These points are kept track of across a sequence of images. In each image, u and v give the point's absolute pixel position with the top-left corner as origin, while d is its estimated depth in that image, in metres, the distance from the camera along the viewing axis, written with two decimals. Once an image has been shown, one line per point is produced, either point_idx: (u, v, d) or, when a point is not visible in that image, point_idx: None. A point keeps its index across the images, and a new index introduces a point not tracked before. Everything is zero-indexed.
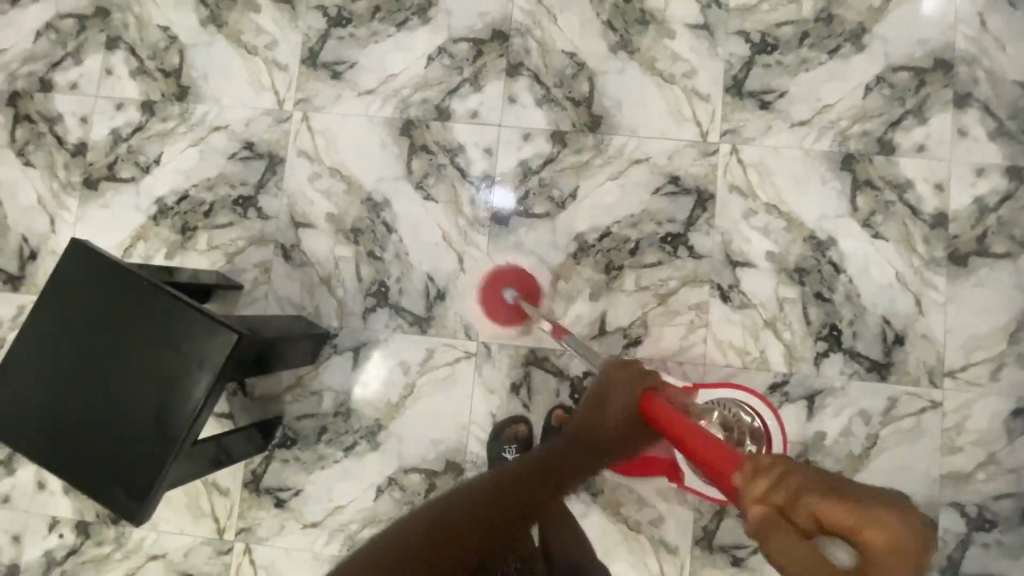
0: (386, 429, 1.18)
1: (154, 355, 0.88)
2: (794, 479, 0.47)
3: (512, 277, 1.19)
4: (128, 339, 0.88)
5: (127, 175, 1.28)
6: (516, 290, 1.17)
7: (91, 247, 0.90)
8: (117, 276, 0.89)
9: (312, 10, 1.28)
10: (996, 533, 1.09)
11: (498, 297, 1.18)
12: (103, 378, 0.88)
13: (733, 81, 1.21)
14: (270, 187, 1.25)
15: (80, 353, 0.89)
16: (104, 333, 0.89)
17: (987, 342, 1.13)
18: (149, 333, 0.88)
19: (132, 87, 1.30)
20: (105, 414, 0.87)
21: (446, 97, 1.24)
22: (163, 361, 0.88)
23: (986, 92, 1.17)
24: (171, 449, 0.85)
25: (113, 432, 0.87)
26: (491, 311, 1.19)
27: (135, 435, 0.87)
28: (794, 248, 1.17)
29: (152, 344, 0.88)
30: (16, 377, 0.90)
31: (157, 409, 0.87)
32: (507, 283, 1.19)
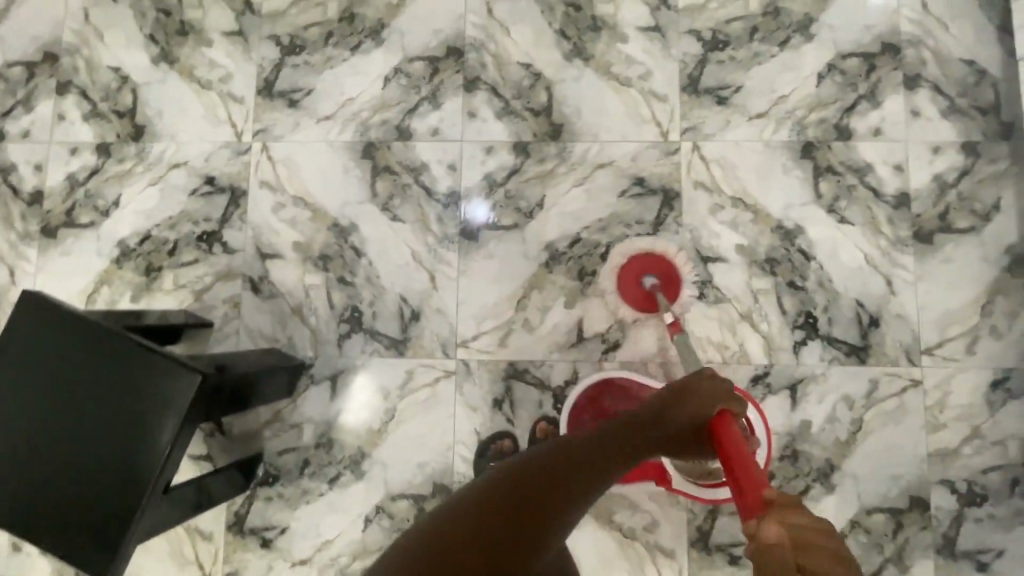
0: (369, 457, 1.16)
1: (115, 403, 0.85)
2: (834, 549, 0.46)
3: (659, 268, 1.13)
4: (86, 390, 0.86)
5: (86, 220, 1.26)
6: (659, 280, 1.12)
7: (42, 298, 0.87)
8: (70, 325, 0.87)
9: (265, 40, 1.27)
10: (988, 506, 1.09)
11: (639, 279, 1.12)
12: (63, 431, 0.85)
13: (689, 80, 1.22)
14: (234, 220, 1.23)
15: (36, 409, 0.86)
16: (60, 386, 0.86)
17: (960, 316, 1.14)
18: (109, 380, 0.86)
19: (86, 131, 1.28)
20: (68, 468, 0.84)
21: (405, 117, 1.24)
22: (125, 408, 0.85)
23: (935, 72, 1.19)
24: (142, 496, 0.83)
25: (78, 485, 0.84)
26: (624, 291, 1.13)
27: (101, 485, 0.84)
28: (763, 239, 1.17)
29: (113, 392, 0.85)
30: None
31: (123, 457, 0.84)
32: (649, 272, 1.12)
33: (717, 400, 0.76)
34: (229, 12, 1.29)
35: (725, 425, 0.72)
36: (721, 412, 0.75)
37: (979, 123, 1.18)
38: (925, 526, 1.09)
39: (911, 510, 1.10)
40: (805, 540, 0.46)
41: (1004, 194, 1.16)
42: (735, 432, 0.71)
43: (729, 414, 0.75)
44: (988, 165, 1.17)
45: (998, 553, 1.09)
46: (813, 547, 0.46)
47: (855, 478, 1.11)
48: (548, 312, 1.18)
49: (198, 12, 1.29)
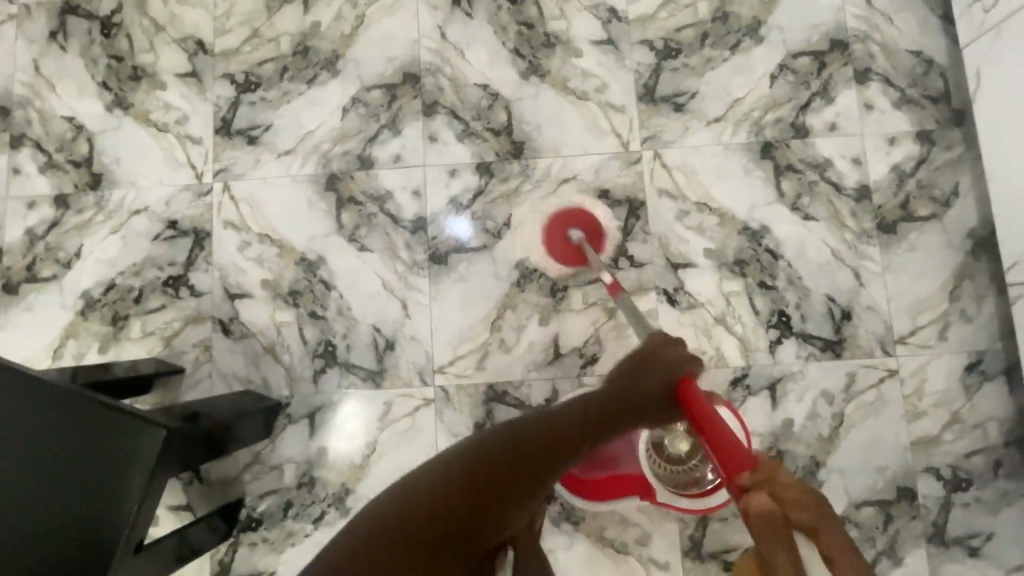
0: (353, 493, 1.14)
1: (75, 464, 0.82)
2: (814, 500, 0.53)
3: (579, 221, 1.09)
4: (42, 453, 0.82)
5: (48, 273, 1.23)
6: (584, 233, 1.09)
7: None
8: (21, 387, 0.83)
9: (220, 78, 1.27)
10: (974, 490, 1.10)
11: (564, 236, 1.09)
12: (15, 500, 0.81)
13: (646, 89, 1.23)
14: (200, 262, 1.22)
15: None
16: (10, 452, 0.82)
17: (930, 303, 1.15)
18: (69, 441, 0.83)
19: (43, 183, 1.25)
20: (24, 539, 0.80)
21: (366, 146, 1.23)
22: (88, 468, 0.82)
23: (884, 65, 1.21)
24: (111, 556, 0.81)
25: (36, 555, 0.80)
26: (550, 249, 1.10)
27: (64, 551, 0.80)
28: (730, 241, 1.18)
29: (73, 452, 0.83)
30: None
31: (88, 518, 0.81)
32: (573, 224, 1.09)
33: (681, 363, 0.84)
34: (182, 53, 1.28)
35: (689, 386, 0.76)
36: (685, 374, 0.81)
37: (931, 111, 1.20)
38: (915, 516, 1.09)
39: (900, 500, 1.10)
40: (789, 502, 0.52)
41: (962, 179, 1.18)
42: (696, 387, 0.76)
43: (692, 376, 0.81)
44: (943, 153, 1.19)
45: (989, 536, 1.09)
46: (797, 504, 0.52)
47: (841, 472, 1.11)
48: (523, 330, 1.17)
49: (150, 56, 1.28)
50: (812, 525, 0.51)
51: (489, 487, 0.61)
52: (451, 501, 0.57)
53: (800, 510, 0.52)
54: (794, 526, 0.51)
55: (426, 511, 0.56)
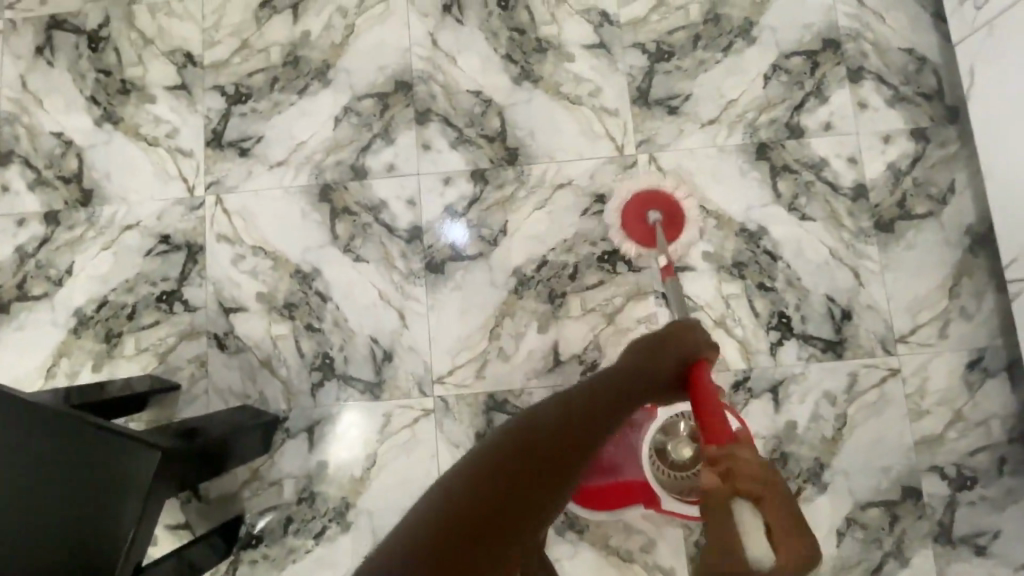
0: (354, 507, 1.12)
1: (69, 487, 0.80)
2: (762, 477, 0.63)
3: (659, 203, 1.10)
4: (33, 476, 0.80)
5: (40, 291, 1.21)
6: (663, 216, 1.09)
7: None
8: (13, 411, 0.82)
9: (210, 91, 1.26)
10: (979, 489, 1.09)
11: (643, 216, 1.10)
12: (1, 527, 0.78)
13: (639, 92, 1.22)
14: (193, 277, 1.20)
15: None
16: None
17: (929, 301, 1.15)
18: (61, 463, 0.81)
19: (32, 200, 1.24)
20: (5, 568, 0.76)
21: (359, 155, 1.22)
22: (82, 490, 0.80)
23: (877, 63, 1.21)
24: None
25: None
26: (627, 228, 1.11)
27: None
28: (728, 243, 1.17)
29: (66, 475, 0.81)
30: None
31: (81, 542, 0.79)
32: (654, 206, 1.10)
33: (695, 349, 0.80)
34: (171, 66, 1.27)
35: (700, 373, 0.77)
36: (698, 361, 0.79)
37: (925, 109, 1.20)
38: (921, 515, 1.09)
39: (905, 500, 1.09)
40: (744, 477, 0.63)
41: (958, 176, 1.18)
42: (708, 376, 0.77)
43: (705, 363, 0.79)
44: (938, 150, 1.19)
45: (995, 534, 1.08)
46: (751, 478, 0.63)
47: (846, 474, 1.10)
48: (521, 338, 1.16)
49: (139, 69, 1.27)
50: (756, 494, 0.63)
51: (511, 497, 0.48)
52: (486, 501, 0.47)
53: (749, 482, 0.63)
54: (740, 493, 0.63)
55: (450, 520, 0.45)
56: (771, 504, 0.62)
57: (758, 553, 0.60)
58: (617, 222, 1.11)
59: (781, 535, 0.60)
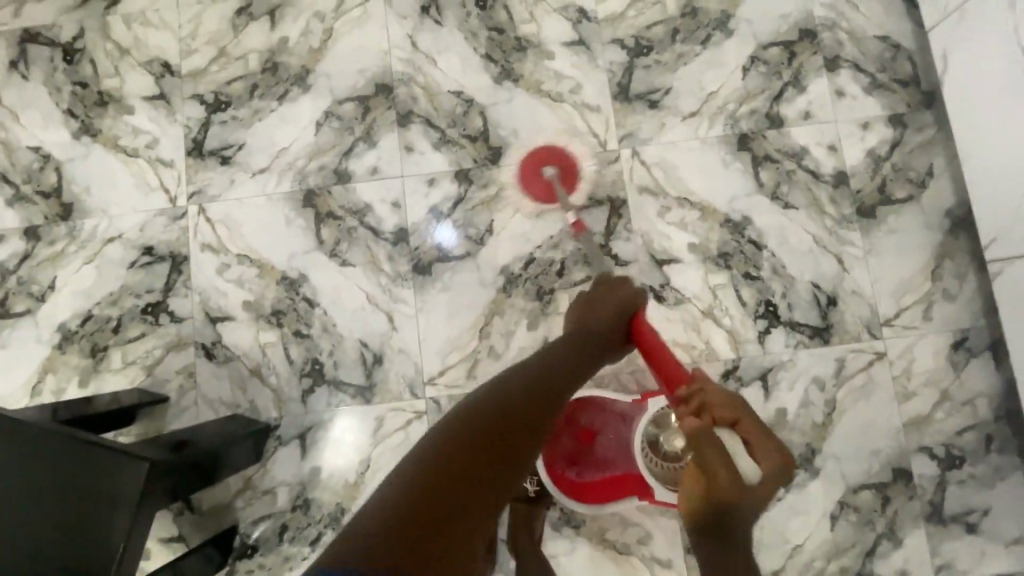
0: (349, 512, 1.12)
1: (60, 504, 0.80)
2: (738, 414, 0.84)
3: (556, 159, 1.18)
4: (24, 495, 0.80)
5: (22, 308, 1.19)
6: (558, 171, 1.16)
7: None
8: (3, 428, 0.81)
9: (189, 100, 1.25)
10: (968, 467, 1.11)
11: (538, 172, 1.17)
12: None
13: (620, 88, 1.23)
14: (178, 287, 1.19)
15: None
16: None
17: (912, 285, 1.16)
18: (51, 480, 0.80)
19: (11, 216, 1.22)
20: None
21: (342, 159, 1.22)
22: (73, 507, 0.80)
23: (853, 51, 1.22)
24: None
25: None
26: (526, 185, 1.18)
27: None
28: (713, 234, 1.18)
29: (57, 491, 0.80)
30: None
31: (76, 558, 0.78)
32: (549, 162, 1.17)
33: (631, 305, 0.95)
34: (148, 76, 1.26)
35: (642, 323, 0.93)
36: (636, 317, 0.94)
37: (902, 95, 1.21)
38: (912, 496, 1.10)
39: (896, 482, 1.10)
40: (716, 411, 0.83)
41: (936, 160, 1.19)
42: (648, 325, 0.93)
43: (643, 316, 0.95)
44: (916, 135, 1.20)
45: (985, 512, 1.10)
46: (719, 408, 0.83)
47: (837, 458, 1.11)
48: (511, 336, 1.16)
49: (116, 81, 1.25)
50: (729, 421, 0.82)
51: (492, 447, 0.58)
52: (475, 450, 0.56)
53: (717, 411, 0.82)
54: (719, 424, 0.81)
55: (453, 464, 0.54)
56: (746, 426, 0.83)
57: (747, 466, 0.76)
58: (517, 181, 1.19)
59: (758, 443, 0.82)
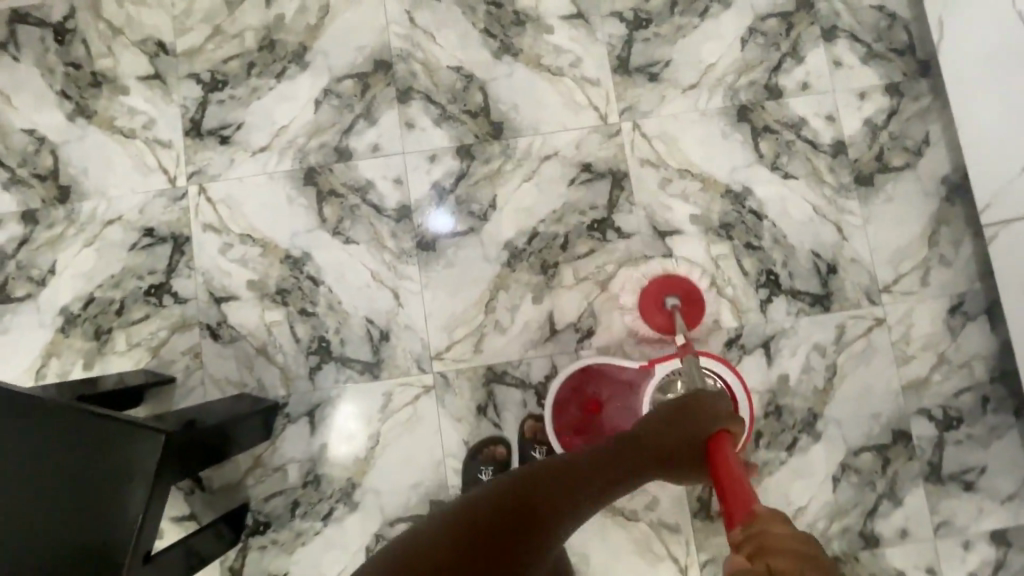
0: (360, 487, 1.13)
1: (67, 485, 0.80)
2: (802, 552, 0.45)
3: (679, 289, 1.13)
4: (29, 475, 0.79)
5: (23, 293, 1.18)
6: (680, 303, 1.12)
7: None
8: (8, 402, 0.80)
9: (185, 79, 1.23)
10: (965, 428, 1.13)
11: (660, 303, 1.12)
12: (1, 529, 0.78)
13: (619, 61, 1.23)
14: (181, 268, 1.18)
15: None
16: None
17: (910, 251, 1.18)
18: (58, 461, 0.80)
19: (8, 200, 1.21)
20: (12, 567, 0.77)
21: (343, 137, 1.21)
22: (80, 488, 0.80)
23: (849, 21, 1.23)
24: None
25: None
26: (646, 315, 1.13)
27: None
28: (715, 205, 1.19)
29: (64, 472, 0.80)
30: None
31: (84, 540, 0.79)
32: (673, 291, 1.13)
33: (711, 419, 0.81)
34: (142, 56, 1.24)
35: (720, 445, 0.78)
36: (718, 433, 0.80)
37: (898, 64, 1.22)
38: (911, 457, 1.13)
39: (895, 443, 1.13)
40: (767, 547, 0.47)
41: (932, 128, 1.21)
42: (727, 447, 0.77)
43: (724, 436, 0.80)
44: (913, 104, 1.21)
45: (982, 470, 1.13)
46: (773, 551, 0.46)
47: (838, 422, 1.14)
48: (517, 310, 1.17)
49: (110, 61, 1.24)
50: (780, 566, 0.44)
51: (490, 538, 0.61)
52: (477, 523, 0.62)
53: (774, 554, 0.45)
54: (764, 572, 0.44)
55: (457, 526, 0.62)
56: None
57: None
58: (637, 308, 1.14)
59: None
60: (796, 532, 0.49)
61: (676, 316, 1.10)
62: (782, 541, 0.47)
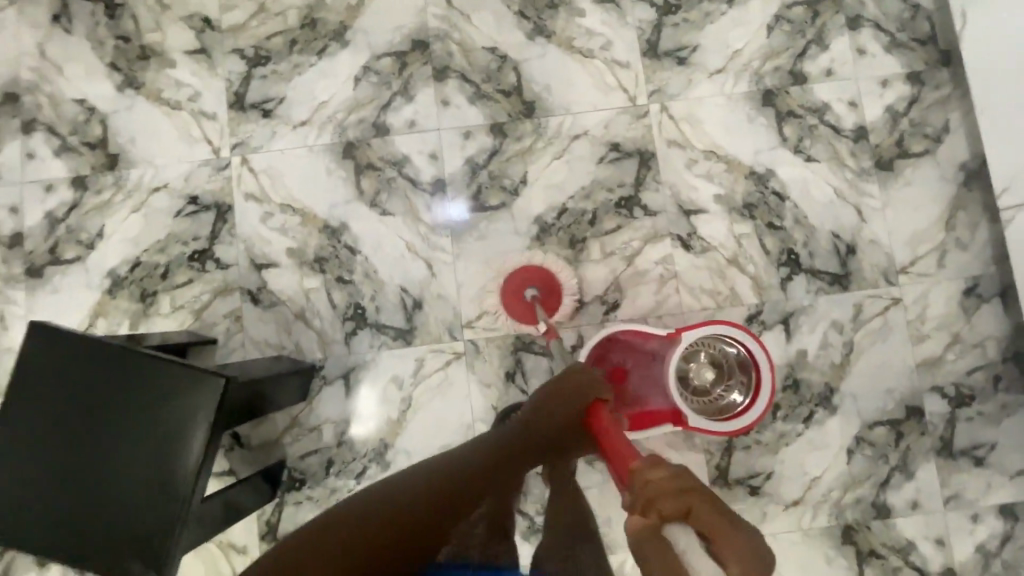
0: (392, 447, 1.18)
1: (125, 435, 0.84)
2: (686, 484, 0.57)
3: (537, 277, 1.12)
4: (94, 424, 0.84)
5: (72, 255, 1.24)
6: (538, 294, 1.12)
7: (34, 336, 0.84)
8: (64, 361, 0.84)
9: (229, 55, 1.28)
10: (976, 405, 1.18)
11: (520, 295, 1.11)
12: (79, 464, 0.84)
13: (649, 45, 1.27)
14: (224, 235, 1.23)
15: (13, 473, 0.84)
16: (45, 438, 0.84)
17: (927, 234, 1.22)
18: (115, 415, 0.84)
19: (59, 166, 1.26)
20: (89, 500, 0.83)
21: (381, 113, 1.26)
22: (138, 440, 0.84)
23: (873, 11, 1.27)
24: (172, 529, 0.82)
25: (71, 548, 0.83)
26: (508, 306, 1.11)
27: (104, 539, 0.83)
28: (738, 186, 1.23)
29: (121, 426, 0.84)
30: (9, 471, 0.84)
31: (143, 484, 0.83)
32: (531, 281, 1.12)
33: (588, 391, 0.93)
34: (189, 31, 1.29)
35: (599, 413, 0.89)
36: (595, 401, 0.91)
37: (920, 53, 1.26)
38: (924, 432, 1.17)
39: (909, 418, 1.17)
40: (656, 488, 0.58)
41: (951, 116, 1.24)
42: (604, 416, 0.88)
43: (601, 403, 0.91)
44: (933, 92, 1.25)
45: (992, 446, 1.17)
46: (661, 491, 0.57)
47: (854, 397, 1.18)
48: None
49: (157, 35, 1.28)
50: (681, 509, 0.55)
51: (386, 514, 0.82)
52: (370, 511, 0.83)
53: (665, 496, 0.57)
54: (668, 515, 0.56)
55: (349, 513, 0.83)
56: (699, 511, 0.54)
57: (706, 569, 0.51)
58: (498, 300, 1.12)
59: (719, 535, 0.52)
60: (666, 468, 0.60)
61: (539, 313, 1.10)
62: (656, 477, 0.59)
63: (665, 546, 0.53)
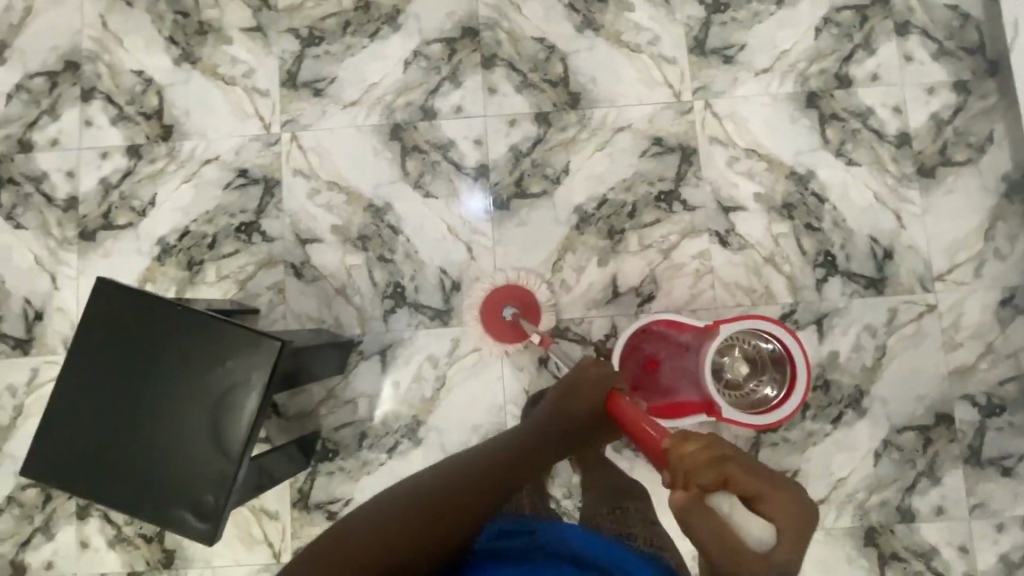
0: (425, 424, 1.21)
1: (183, 392, 0.88)
2: (719, 455, 0.67)
3: (514, 296, 1.14)
4: (154, 379, 0.88)
5: (124, 222, 1.28)
6: (518, 310, 1.13)
7: (98, 292, 0.87)
8: (128, 317, 0.88)
9: (284, 33, 1.31)
10: (1007, 416, 1.18)
11: (499, 316, 1.12)
12: (138, 417, 0.87)
13: (696, 42, 1.28)
14: (271, 210, 1.27)
15: (73, 422, 0.87)
16: (106, 390, 0.88)
17: (966, 243, 1.22)
18: (172, 371, 0.88)
19: (115, 134, 1.30)
20: (146, 451, 0.87)
21: (429, 97, 1.28)
22: (194, 396, 0.87)
23: (922, 18, 1.27)
24: (226, 483, 0.86)
25: (128, 496, 0.86)
26: (491, 330, 1.13)
27: (160, 489, 0.86)
28: (779, 185, 1.24)
29: (177, 382, 0.88)
30: (70, 420, 0.87)
31: (198, 438, 0.87)
32: (507, 301, 1.13)
33: (604, 380, 0.96)
34: (246, 9, 1.32)
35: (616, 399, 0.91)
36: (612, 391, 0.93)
37: (967, 62, 1.26)
38: (952, 439, 1.17)
39: (938, 425, 1.18)
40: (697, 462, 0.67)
41: (996, 127, 1.24)
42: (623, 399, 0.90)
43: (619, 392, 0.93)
44: (979, 102, 1.25)
45: (1021, 457, 1.17)
46: (700, 470, 0.67)
47: (884, 400, 1.19)
48: (582, 272, 1.23)
49: (216, 12, 1.32)
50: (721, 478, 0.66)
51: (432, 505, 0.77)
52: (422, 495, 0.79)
53: (704, 474, 0.67)
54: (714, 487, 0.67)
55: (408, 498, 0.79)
56: (736, 477, 0.66)
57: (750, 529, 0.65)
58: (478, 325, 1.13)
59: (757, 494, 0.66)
60: (700, 443, 0.69)
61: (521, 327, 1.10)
62: (693, 456, 0.68)
63: (712, 519, 0.64)
